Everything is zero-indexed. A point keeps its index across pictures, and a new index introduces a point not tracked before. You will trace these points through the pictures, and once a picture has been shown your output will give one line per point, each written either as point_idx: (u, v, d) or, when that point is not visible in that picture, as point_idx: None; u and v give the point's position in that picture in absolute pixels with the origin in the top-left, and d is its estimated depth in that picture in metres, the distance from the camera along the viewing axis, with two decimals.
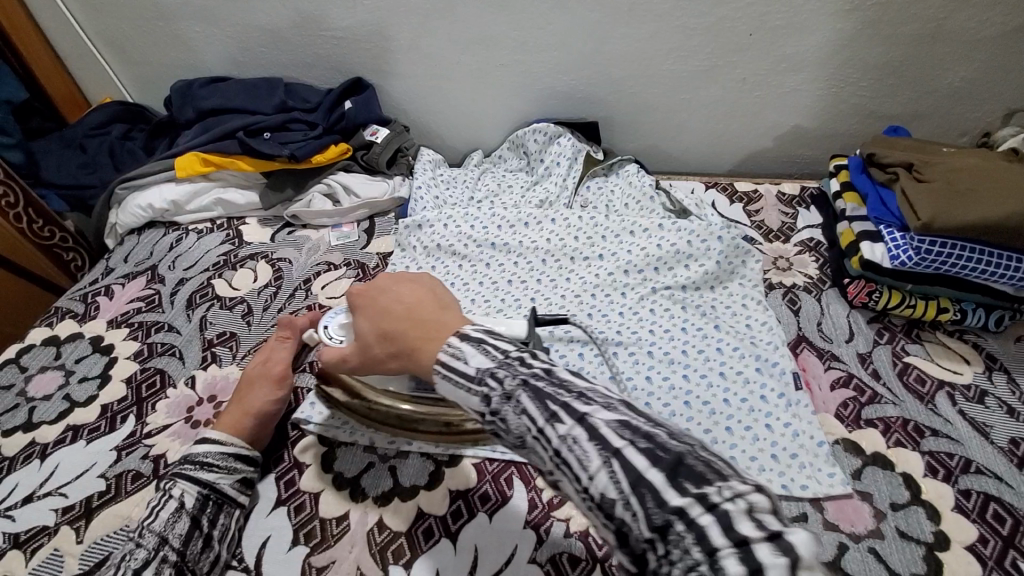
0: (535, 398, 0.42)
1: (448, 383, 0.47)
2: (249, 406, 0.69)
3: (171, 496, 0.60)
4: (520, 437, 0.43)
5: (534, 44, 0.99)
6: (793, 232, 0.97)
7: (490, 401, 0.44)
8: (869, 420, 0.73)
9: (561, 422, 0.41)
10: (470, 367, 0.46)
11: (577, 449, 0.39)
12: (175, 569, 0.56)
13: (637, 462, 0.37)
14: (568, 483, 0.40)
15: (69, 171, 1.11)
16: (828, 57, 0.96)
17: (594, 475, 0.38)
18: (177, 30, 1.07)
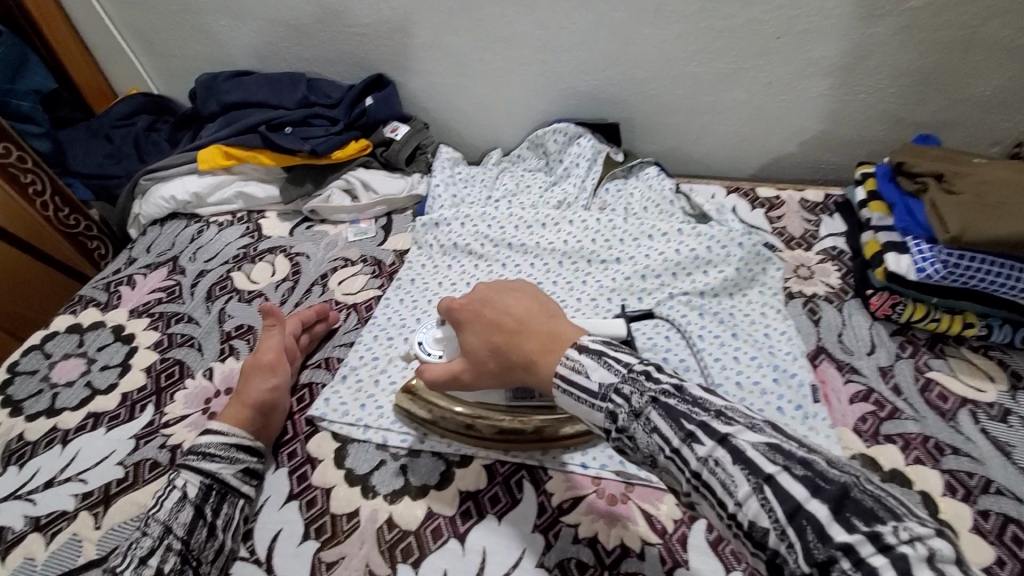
0: (668, 417, 0.44)
1: (568, 396, 0.50)
2: (248, 396, 0.70)
3: (174, 487, 0.62)
4: (650, 455, 0.46)
5: (555, 43, 0.98)
6: (815, 241, 0.95)
7: (618, 416, 0.47)
8: (889, 436, 0.71)
9: (699, 443, 0.42)
10: (592, 381, 0.49)
11: (720, 471, 0.41)
12: (181, 556, 0.58)
13: (795, 492, 0.38)
14: (709, 507, 0.42)
15: (96, 161, 1.13)
16: (857, 63, 0.93)
17: (741, 499, 0.40)
18: (203, 24, 1.08)
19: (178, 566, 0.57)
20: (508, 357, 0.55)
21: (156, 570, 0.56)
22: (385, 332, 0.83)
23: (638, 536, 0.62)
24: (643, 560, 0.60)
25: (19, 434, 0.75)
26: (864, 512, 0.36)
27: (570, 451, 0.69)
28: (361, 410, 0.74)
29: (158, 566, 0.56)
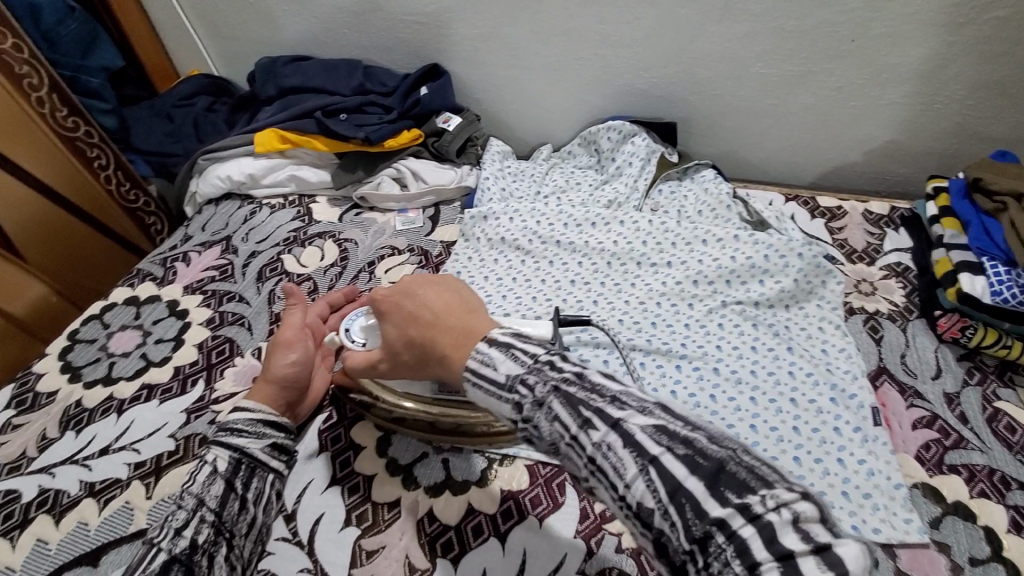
0: (567, 405, 0.41)
1: (477, 391, 0.46)
2: (273, 374, 0.68)
3: (205, 461, 0.60)
4: (553, 443, 0.43)
5: (615, 39, 0.96)
6: (879, 255, 0.90)
7: (521, 408, 0.44)
8: (953, 466, 0.67)
9: (594, 428, 0.40)
10: (500, 374, 0.45)
11: (611, 456, 0.39)
12: (214, 528, 0.56)
13: (676, 470, 0.36)
14: (604, 490, 0.40)
15: (156, 139, 1.16)
16: (937, 71, 0.88)
17: (630, 482, 0.38)
18: (264, 8, 1.10)
19: (211, 537, 0.56)
20: (419, 353, 0.54)
21: (192, 541, 0.54)
22: None
23: None
24: None
25: (77, 401, 0.78)
26: (737, 483, 0.35)
27: None
28: None
29: (193, 537, 0.54)
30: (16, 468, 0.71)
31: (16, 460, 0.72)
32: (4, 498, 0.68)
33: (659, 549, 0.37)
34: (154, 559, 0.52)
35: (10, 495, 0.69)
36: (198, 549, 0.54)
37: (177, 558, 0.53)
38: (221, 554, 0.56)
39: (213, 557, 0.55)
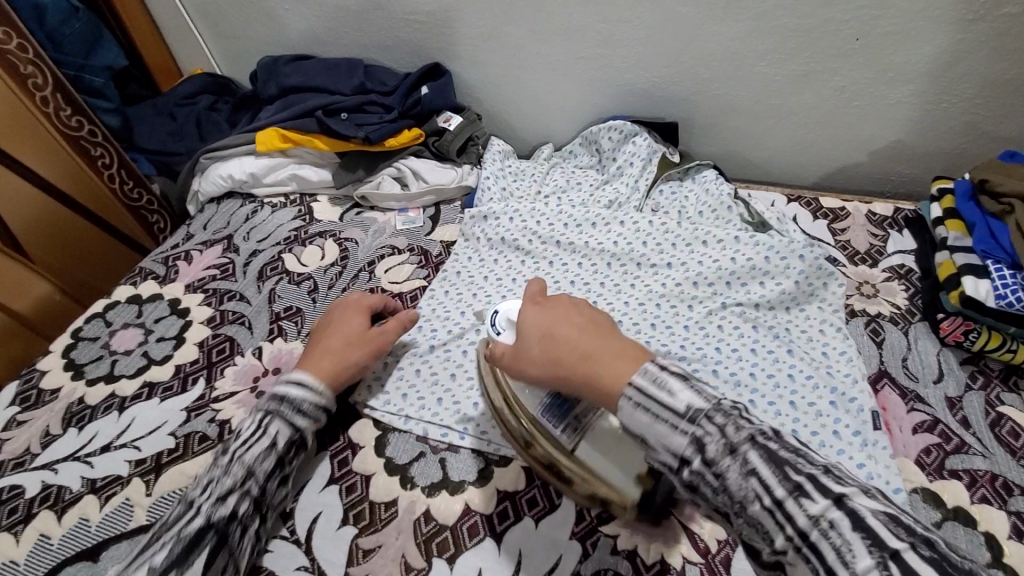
0: (770, 461, 0.43)
1: (644, 411, 0.47)
2: (345, 363, 0.71)
3: (266, 433, 0.63)
4: (739, 501, 0.43)
5: (617, 38, 0.95)
6: (882, 257, 0.90)
7: (704, 446, 0.44)
8: (954, 471, 0.67)
9: (810, 499, 0.41)
10: (679, 401, 0.46)
11: (833, 536, 0.39)
12: (255, 502, 0.60)
13: (923, 574, 0.35)
14: (808, 571, 0.39)
15: (159, 137, 1.17)
16: (942, 71, 0.87)
17: (858, 571, 0.37)
18: (266, 7, 1.10)
19: (250, 510, 0.60)
20: (567, 361, 0.53)
21: (232, 510, 0.58)
22: (429, 324, 0.83)
23: (680, 553, 0.60)
24: None
25: (80, 398, 0.79)
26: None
27: None
28: (402, 400, 0.74)
29: (234, 506, 0.58)
30: (20, 464, 0.72)
31: (20, 456, 0.73)
32: (8, 493, 0.69)
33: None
34: (192, 521, 0.56)
35: (14, 490, 0.70)
36: (236, 519, 0.58)
37: (212, 525, 0.56)
38: (254, 527, 0.60)
39: (248, 527, 0.59)
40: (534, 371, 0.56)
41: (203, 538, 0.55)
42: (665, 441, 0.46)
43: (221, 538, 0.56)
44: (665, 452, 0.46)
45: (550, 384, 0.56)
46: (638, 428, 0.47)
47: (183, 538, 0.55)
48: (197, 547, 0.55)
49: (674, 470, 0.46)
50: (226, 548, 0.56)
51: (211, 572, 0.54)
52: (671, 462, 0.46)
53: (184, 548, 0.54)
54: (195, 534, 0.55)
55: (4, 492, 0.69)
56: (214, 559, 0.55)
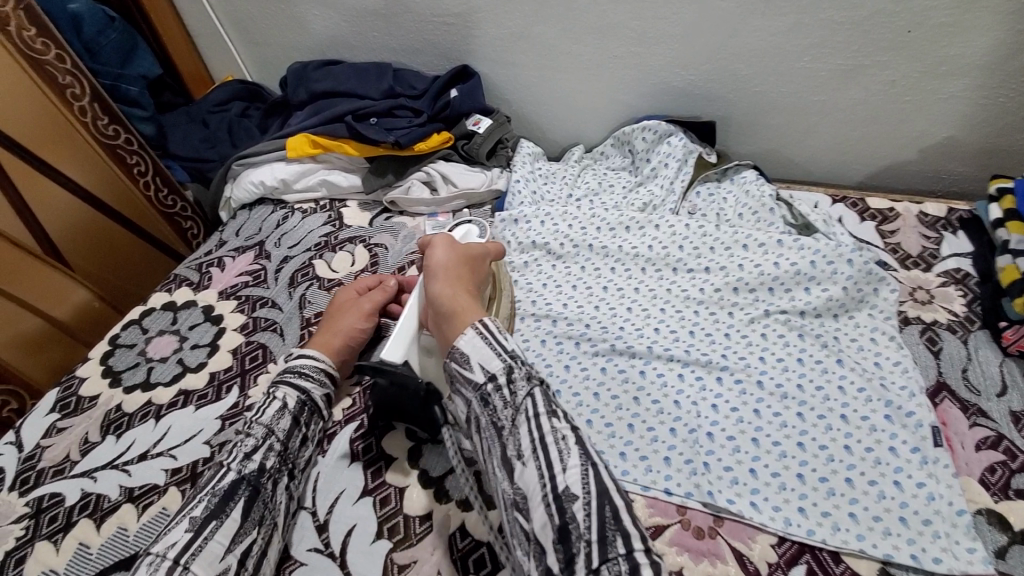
0: (545, 397, 0.55)
1: (479, 337, 0.58)
2: (341, 330, 0.77)
3: (275, 398, 0.67)
4: (515, 411, 0.54)
5: (651, 35, 0.92)
6: (936, 260, 0.85)
7: (511, 372, 0.55)
8: (1022, 492, 0.62)
9: (557, 420, 0.53)
10: (507, 344, 0.58)
11: (561, 443, 0.52)
12: (280, 458, 0.64)
13: (607, 482, 0.50)
14: (533, 469, 0.51)
15: (192, 144, 1.18)
16: (1002, 62, 0.82)
17: (567, 470, 0.50)
18: (297, 14, 1.10)
19: (277, 466, 0.63)
20: (463, 281, 0.65)
21: (260, 464, 0.61)
22: None
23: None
24: None
25: (117, 405, 0.80)
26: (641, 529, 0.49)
27: (654, 475, 0.66)
28: None
29: (261, 462, 0.62)
30: (60, 471, 0.73)
31: (60, 463, 0.74)
32: (49, 501, 0.70)
33: (558, 534, 0.47)
34: (224, 477, 0.59)
35: (55, 498, 0.71)
36: (265, 473, 0.62)
37: (244, 479, 0.60)
38: (283, 482, 0.63)
39: (277, 482, 0.63)
40: (435, 262, 0.66)
41: (238, 491, 0.59)
42: (484, 362, 0.56)
43: (254, 490, 0.60)
44: (479, 371, 0.56)
45: (437, 275, 0.64)
46: (468, 350, 0.57)
47: (218, 492, 0.58)
48: (232, 499, 0.58)
49: (478, 386, 0.56)
50: (259, 499, 0.60)
51: (249, 521, 0.58)
52: (478, 377, 0.56)
53: (220, 501, 0.58)
54: (228, 488, 0.59)
55: (46, 500, 0.71)
56: (250, 509, 0.59)
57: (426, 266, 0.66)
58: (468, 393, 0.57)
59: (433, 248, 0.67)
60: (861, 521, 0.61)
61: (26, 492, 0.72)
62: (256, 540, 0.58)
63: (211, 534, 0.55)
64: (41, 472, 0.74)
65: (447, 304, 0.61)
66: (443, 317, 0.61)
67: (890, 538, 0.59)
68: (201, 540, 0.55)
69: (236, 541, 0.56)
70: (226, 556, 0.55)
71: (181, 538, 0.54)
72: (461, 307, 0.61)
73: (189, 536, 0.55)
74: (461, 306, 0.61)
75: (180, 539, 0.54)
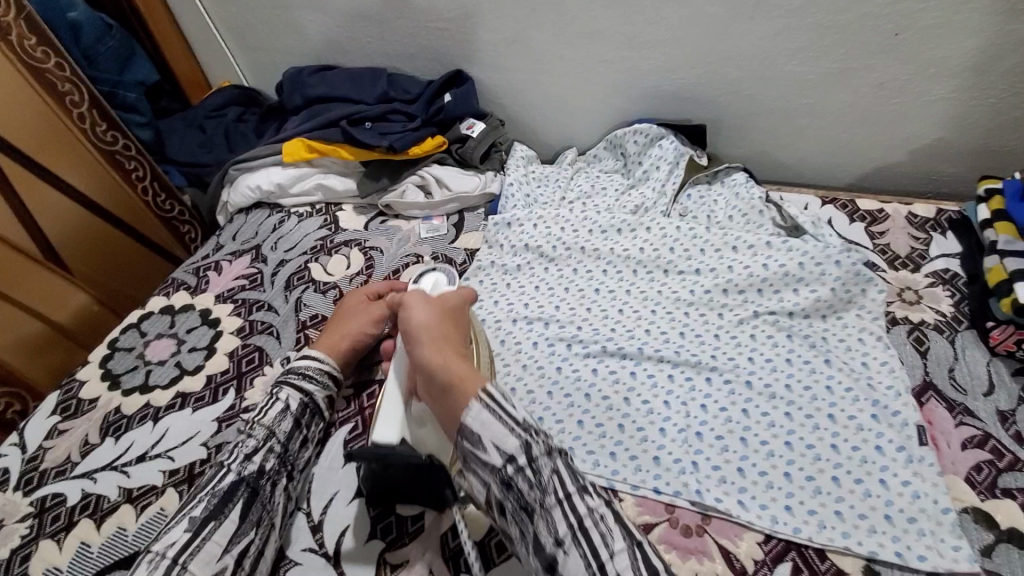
0: (570, 470, 0.51)
1: (485, 412, 0.51)
2: (348, 333, 0.77)
3: (278, 399, 0.68)
4: (542, 495, 0.49)
5: (642, 40, 0.93)
6: (924, 261, 0.86)
7: (530, 448, 0.50)
8: (1007, 490, 0.63)
9: (590, 496, 0.50)
10: (518, 412, 0.52)
11: (601, 525, 0.48)
12: (279, 459, 0.65)
13: (655, 562, 0.47)
14: (578, 557, 0.46)
15: (189, 149, 1.19)
16: (989, 64, 0.83)
17: (615, 554, 0.46)
18: (292, 19, 1.11)
19: (276, 467, 0.64)
20: (450, 338, 0.59)
21: (260, 466, 0.63)
22: None
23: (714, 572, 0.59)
24: None
25: (116, 408, 0.81)
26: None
27: (643, 475, 0.67)
28: None
29: (261, 463, 0.63)
30: (61, 472, 0.74)
31: (61, 465, 0.75)
32: (50, 501, 0.71)
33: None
34: (224, 478, 0.61)
35: (56, 498, 0.72)
36: (265, 475, 0.63)
37: (244, 480, 0.61)
38: (281, 484, 0.65)
39: (276, 483, 0.64)
40: (417, 323, 0.60)
41: (237, 492, 0.60)
42: (498, 441, 0.51)
43: (253, 492, 0.61)
44: (495, 451, 0.51)
45: (421, 338, 0.59)
46: (478, 427, 0.51)
47: (218, 492, 0.59)
48: (232, 499, 0.59)
49: (495, 468, 0.51)
50: (258, 501, 0.61)
51: (247, 522, 0.59)
52: (497, 459, 0.51)
53: (220, 502, 0.59)
54: (228, 489, 0.60)
55: (47, 500, 0.72)
56: (249, 510, 0.60)
57: (405, 330, 0.61)
58: (490, 481, 0.52)
59: (409, 308, 0.62)
60: (846, 518, 0.61)
61: (28, 492, 0.73)
62: (254, 540, 0.59)
63: (210, 535, 0.56)
64: (42, 473, 0.75)
65: (441, 372, 0.55)
66: (441, 391, 0.55)
67: (875, 536, 0.60)
68: (200, 540, 0.55)
69: (234, 542, 0.57)
70: (224, 556, 0.56)
71: (181, 537, 0.55)
72: (462, 374, 0.55)
73: (188, 536, 0.55)
74: (457, 373, 0.55)
75: (179, 538, 0.55)
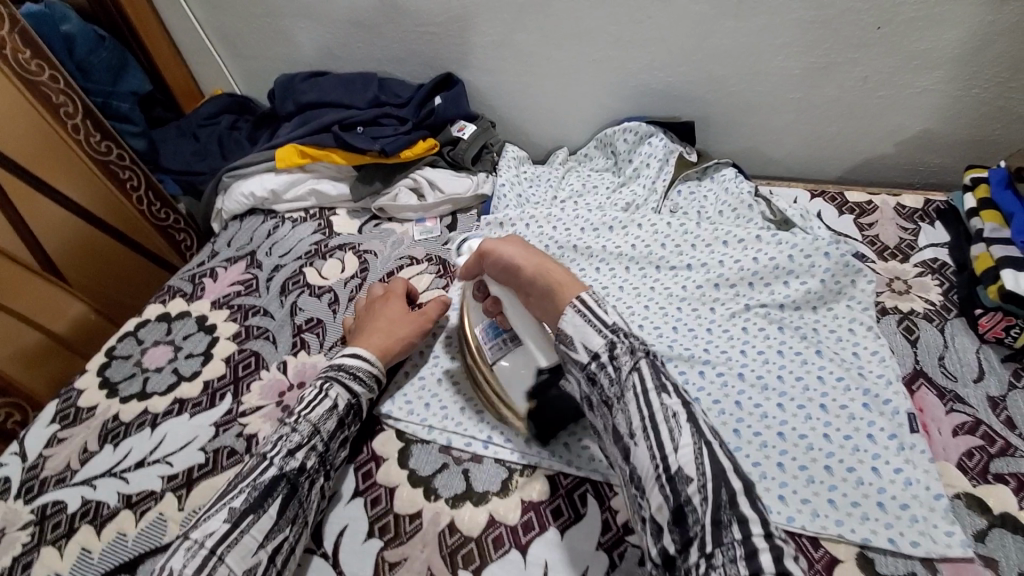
0: (652, 370, 0.55)
1: (578, 318, 0.59)
2: (396, 337, 0.76)
3: (327, 396, 0.68)
4: (624, 391, 0.55)
5: (628, 39, 0.94)
6: (913, 251, 0.86)
7: (614, 347, 0.57)
8: (999, 475, 0.64)
9: (666, 395, 0.53)
10: (607, 316, 0.59)
11: (671, 422, 0.52)
12: (319, 458, 0.65)
13: (723, 461, 0.50)
14: (645, 449, 0.52)
15: (183, 158, 1.20)
16: (971, 55, 0.84)
17: (679, 448, 0.50)
18: (283, 27, 1.12)
19: (316, 466, 0.65)
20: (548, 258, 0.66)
21: (301, 463, 0.63)
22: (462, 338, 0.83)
23: None
24: None
25: (114, 415, 0.81)
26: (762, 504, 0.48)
27: None
28: (425, 410, 0.75)
29: (303, 460, 0.63)
30: (61, 480, 0.75)
31: (61, 472, 0.76)
32: (51, 509, 0.72)
33: (675, 515, 0.49)
34: (266, 471, 0.61)
35: (57, 505, 0.72)
36: (305, 472, 0.63)
37: (285, 475, 0.62)
38: (318, 482, 0.65)
39: (314, 482, 0.64)
40: (509, 251, 0.67)
41: (278, 487, 0.60)
42: (586, 340, 0.58)
43: (292, 488, 0.61)
44: (583, 350, 0.58)
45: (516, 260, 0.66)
46: (572, 329, 0.59)
47: (259, 485, 0.60)
48: (271, 493, 0.60)
49: (582, 364, 0.58)
50: (296, 498, 0.61)
51: (284, 518, 0.60)
52: (583, 357, 0.58)
53: (260, 495, 0.59)
54: (270, 483, 0.60)
55: (49, 507, 0.72)
56: (286, 507, 0.60)
57: (501, 266, 0.68)
58: (579, 376, 0.60)
59: (497, 248, 0.68)
60: (839, 506, 0.62)
61: (30, 500, 0.73)
62: (287, 537, 0.60)
63: (248, 527, 0.57)
64: (43, 481, 0.75)
65: (547, 286, 0.63)
66: (549, 300, 0.62)
67: (869, 523, 0.61)
68: (238, 533, 0.56)
69: (269, 537, 0.58)
70: (259, 550, 0.57)
71: (219, 527, 0.56)
72: (562, 282, 0.62)
73: (227, 527, 0.56)
74: (561, 284, 0.62)
75: (219, 529, 0.56)
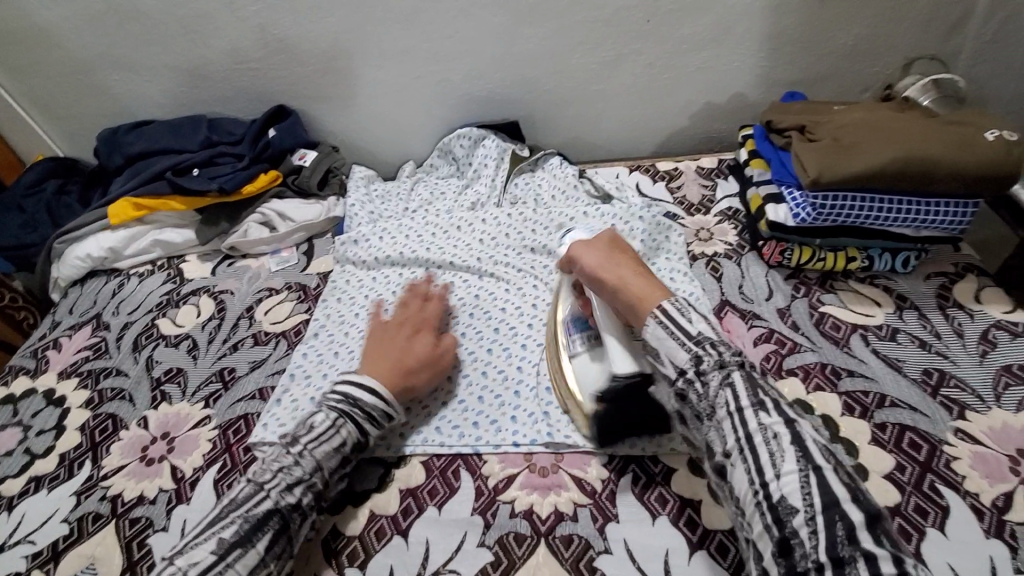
0: (748, 385, 0.56)
1: (660, 328, 0.61)
2: (415, 382, 0.72)
3: (337, 433, 0.66)
4: (713, 407, 0.57)
5: (444, 53, 1.02)
6: (713, 204, 1.01)
7: (701, 362, 0.58)
8: (791, 370, 0.77)
9: (767, 414, 0.54)
10: (692, 329, 0.60)
11: (772, 444, 0.53)
12: (315, 495, 0.64)
13: (836, 491, 0.49)
14: (744, 471, 0.53)
15: (10, 232, 1.09)
16: (725, 35, 1.01)
17: (782, 476, 0.51)
18: (98, 81, 1.08)
19: (312, 502, 0.64)
20: (628, 259, 0.69)
21: (296, 500, 0.62)
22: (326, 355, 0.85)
23: (570, 500, 0.67)
24: (576, 521, 0.65)
25: None
26: (887, 539, 0.47)
27: (502, 433, 0.73)
28: None
29: (298, 497, 0.62)
30: None
31: None
32: None
33: (780, 547, 0.49)
34: (261, 502, 0.60)
35: None
36: (298, 509, 0.62)
37: (278, 510, 0.61)
38: (311, 518, 0.64)
39: (308, 517, 0.63)
40: (591, 257, 0.70)
41: (269, 521, 0.60)
42: (671, 354, 0.60)
43: (284, 523, 0.61)
44: (670, 364, 0.60)
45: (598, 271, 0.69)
46: (655, 341, 0.61)
47: (252, 517, 0.59)
48: (262, 528, 0.59)
49: (672, 380, 0.60)
50: (285, 535, 0.61)
51: (270, 555, 0.59)
52: (671, 372, 0.60)
53: (251, 527, 0.59)
54: (263, 516, 0.60)
55: None
56: (273, 544, 0.59)
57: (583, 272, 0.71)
58: (668, 391, 0.62)
59: (580, 253, 0.72)
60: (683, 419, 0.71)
61: None
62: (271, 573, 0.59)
63: (235, 561, 0.56)
64: None
65: (626, 293, 0.66)
66: (630, 307, 0.65)
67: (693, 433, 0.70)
68: (224, 566, 0.56)
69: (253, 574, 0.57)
70: None
71: (205, 558, 0.56)
72: (643, 293, 0.65)
73: (214, 558, 0.56)
74: (640, 292, 0.65)
75: (204, 560, 0.56)
